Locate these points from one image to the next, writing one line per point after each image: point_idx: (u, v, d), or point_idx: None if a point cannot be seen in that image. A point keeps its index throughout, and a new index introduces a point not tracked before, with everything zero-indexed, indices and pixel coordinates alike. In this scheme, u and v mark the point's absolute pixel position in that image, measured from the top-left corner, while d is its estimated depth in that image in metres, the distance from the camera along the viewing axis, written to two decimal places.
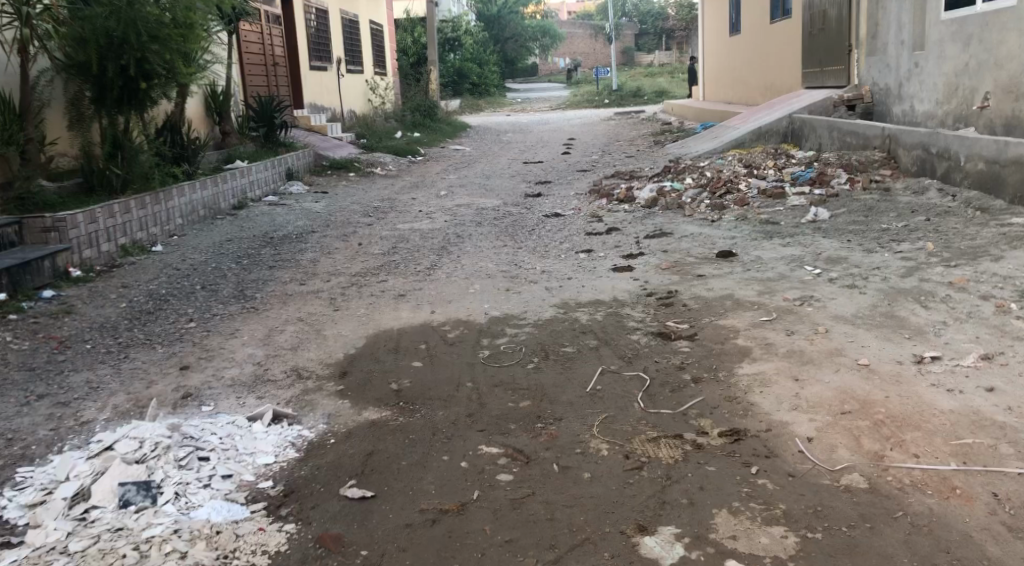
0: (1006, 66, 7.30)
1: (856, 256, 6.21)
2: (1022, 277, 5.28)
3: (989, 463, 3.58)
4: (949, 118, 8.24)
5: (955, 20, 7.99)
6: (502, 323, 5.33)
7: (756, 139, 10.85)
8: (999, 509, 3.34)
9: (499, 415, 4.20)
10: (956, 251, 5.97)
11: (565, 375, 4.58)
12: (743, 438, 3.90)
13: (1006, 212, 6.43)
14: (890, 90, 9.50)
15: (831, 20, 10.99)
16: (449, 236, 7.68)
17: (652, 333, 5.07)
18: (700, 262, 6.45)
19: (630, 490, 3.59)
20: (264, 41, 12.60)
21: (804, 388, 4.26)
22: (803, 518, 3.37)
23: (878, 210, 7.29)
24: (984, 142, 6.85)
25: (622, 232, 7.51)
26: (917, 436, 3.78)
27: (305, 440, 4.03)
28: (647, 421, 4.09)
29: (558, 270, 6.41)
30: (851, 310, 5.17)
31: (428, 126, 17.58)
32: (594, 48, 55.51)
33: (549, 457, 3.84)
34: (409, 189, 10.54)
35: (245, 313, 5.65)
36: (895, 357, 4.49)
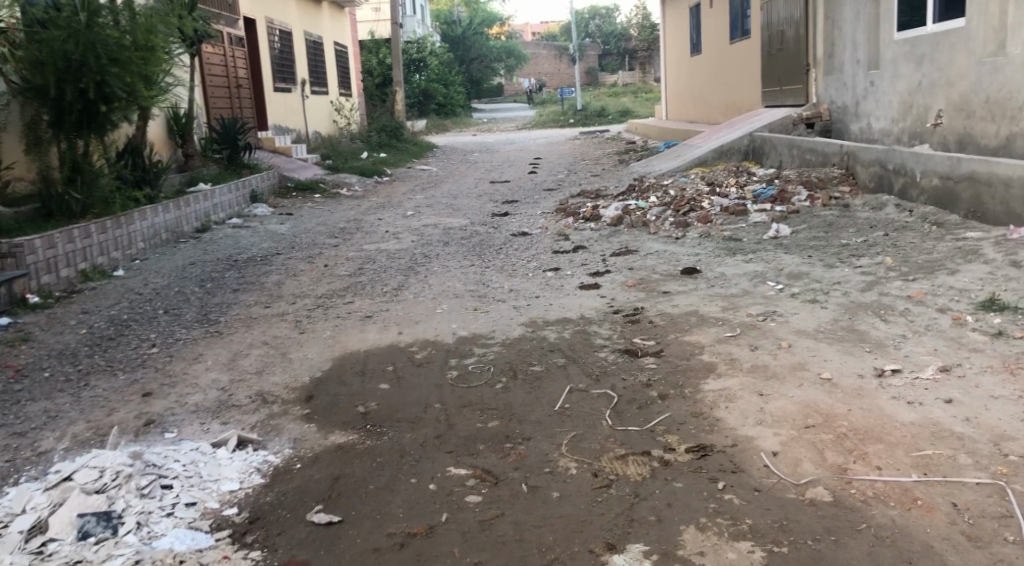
0: (956, 84, 7.48)
1: (817, 271, 6.31)
2: (977, 290, 5.39)
3: (948, 474, 3.64)
4: (904, 135, 8.42)
5: (908, 40, 8.18)
6: (470, 342, 5.34)
7: (718, 158, 10.97)
8: (959, 519, 3.39)
9: (467, 435, 4.19)
10: (914, 265, 6.09)
11: (533, 394, 4.58)
12: (710, 453, 3.94)
13: (961, 226, 6.57)
14: (847, 109, 9.69)
15: (789, 40, 11.20)
16: (416, 256, 7.68)
17: (619, 350, 5.11)
18: (665, 278, 6.51)
19: (598, 508, 3.60)
20: (227, 63, 12.56)
21: (768, 403, 4.31)
22: (770, 533, 3.40)
23: (837, 225, 7.41)
24: (937, 158, 7.01)
25: (589, 250, 7.56)
26: (880, 448, 3.84)
27: (271, 465, 4.00)
28: (615, 439, 4.11)
29: (526, 289, 6.44)
30: (812, 325, 5.24)
31: (395, 146, 17.59)
32: (558, 68, 56.01)
33: (517, 477, 3.84)
34: (375, 209, 10.53)
35: (209, 337, 5.60)
36: (856, 371, 4.56)
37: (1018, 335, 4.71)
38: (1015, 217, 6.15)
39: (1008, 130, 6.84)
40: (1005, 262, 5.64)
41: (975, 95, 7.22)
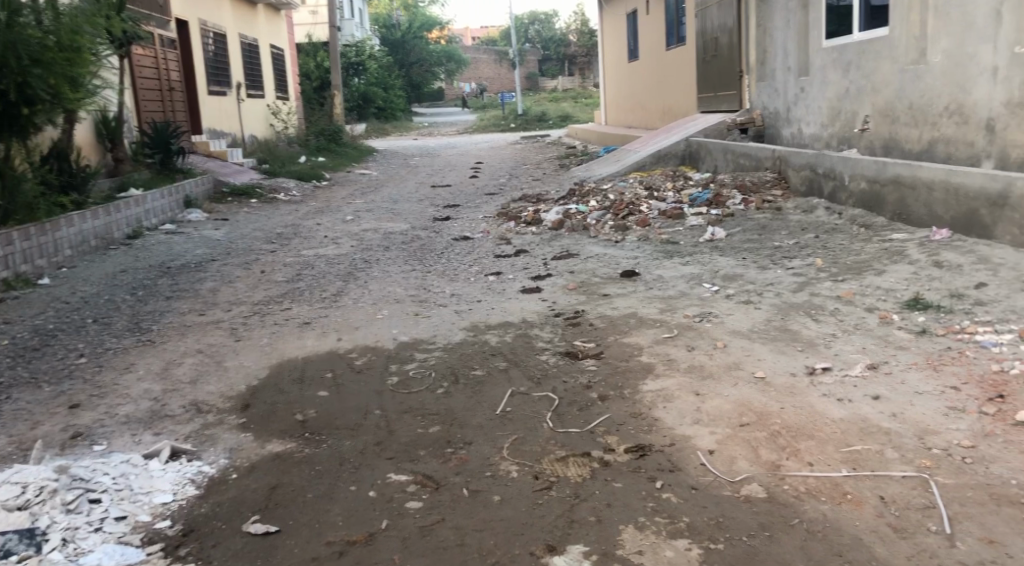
0: (881, 91, 7.73)
1: (751, 273, 6.45)
2: (902, 290, 5.57)
3: (876, 468, 3.75)
4: (834, 139, 8.65)
5: (836, 48, 8.42)
6: (411, 348, 5.33)
7: (656, 162, 11.10)
8: (886, 511, 3.49)
9: (408, 441, 4.19)
10: (843, 266, 6.27)
11: (474, 399, 4.60)
12: (648, 453, 4.00)
13: (888, 228, 6.78)
14: (779, 115, 9.93)
15: (723, 46, 11.42)
16: (356, 261, 7.63)
17: (560, 352, 5.16)
18: (605, 281, 6.59)
19: (539, 510, 3.63)
20: (159, 66, 12.32)
21: (704, 402, 4.40)
22: (706, 530, 3.47)
23: (770, 228, 7.59)
24: (864, 163, 7.22)
25: (530, 254, 7.61)
26: (811, 444, 3.95)
27: (205, 476, 3.94)
28: (556, 441, 4.15)
29: (467, 293, 6.46)
30: (746, 325, 5.37)
31: (334, 151, 17.45)
32: (498, 73, 56.18)
33: (458, 482, 3.85)
34: (313, 214, 10.44)
35: (140, 346, 5.49)
36: (788, 370, 4.68)
37: (940, 332, 4.89)
38: (937, 219, 6.37)
39: (929, 135, 7.07)
40: (929, 262, 5.84)
41: (899, 101, 7.46)
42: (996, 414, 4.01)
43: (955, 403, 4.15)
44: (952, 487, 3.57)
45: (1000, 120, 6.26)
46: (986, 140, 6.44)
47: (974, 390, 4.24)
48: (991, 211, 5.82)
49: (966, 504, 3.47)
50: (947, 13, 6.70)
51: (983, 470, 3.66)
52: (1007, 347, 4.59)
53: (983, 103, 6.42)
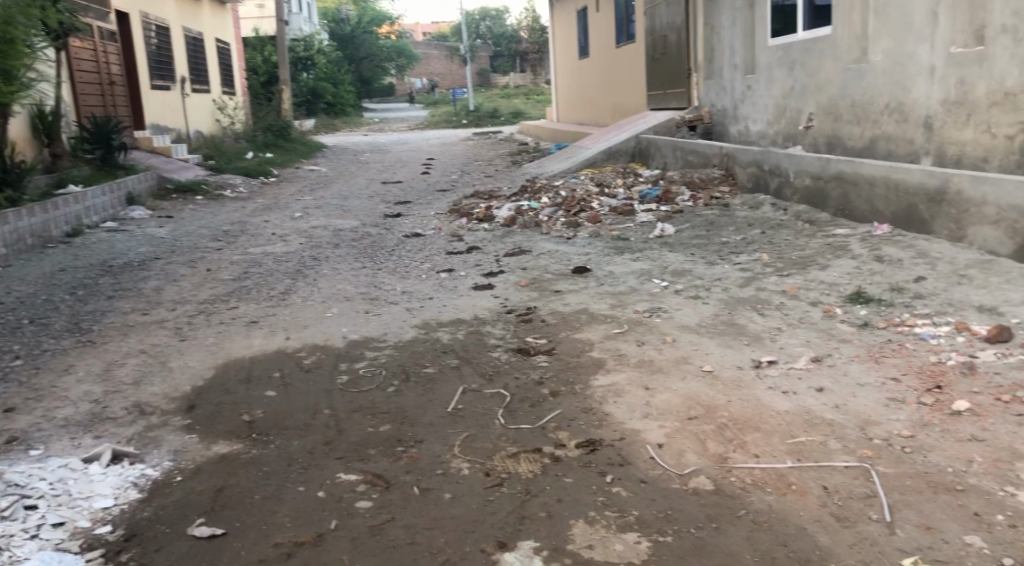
0: (824, 89, 7.87)
1: (699, 269, 6.53)
2: (845, 284, 5.69)
3: (820, 458, 3.83)
4: (779, 136, 8.80)
5: (781, 46, 8.56)
6: (361, 346, 5.30)
7: (606, 159, 11.17)
8: (829, 501, 3.56)
9: (358, 440, 4.17)
10: (788, 261, 6.38)
11: (425, 397, 4.58)
12: (599, 448, 4.03)
13: (831, 224, 6.91)
14: (727, 112, 10.07)
15: (672, 44, 11.54)
16: (305, 259, 7.55)
17: (512, 349, 5.17)
18: (557, 278, 6.62)
19: (489, 507, 3.64)
20: (99, 59, 12.05)
21: (653, 396, 4.44)
22: (655, 523, 3.50)
23: (718, 224, 7.69)
24: (809, 160, 7.36)
25: (482, 251, 7.60)
26: (757, 436, 4.02)
27: (148, 479, 3.88)
28: (507, 437, 4.16)
29: (419, 290, 6.44)
30: (695, 320, 5.43)
31: (283, 147, 17.26)
32: (449, 69, 56.05)
33: (408, 480, 3.84)
34: (261, 211, 10.30)
35: (80, 347, 5.38)
36: (735, 363, 4.75)
37: (881, 325, 5.01)
38: (879, 214, 6.51)
39: (871, 133, 7.23)
40: (870, 257, 5.97)
41: (841, 100, 7.61)
42: (934, 404, 4.12)
43: (895, 394, 4.25)
44: (892, 476, 3.66)
45: (938, 118, 6.42)
46: (924, 137, 6.59)
47: (913, 381, 4.35)
48: (929, 206, 5.97)
49: (905, 492, 3.55)
50: (887, 14, 6.85)
51: (922, 458, 3.75)
52: (944, 339, 4.71)
53: (922, 102, 6.58)
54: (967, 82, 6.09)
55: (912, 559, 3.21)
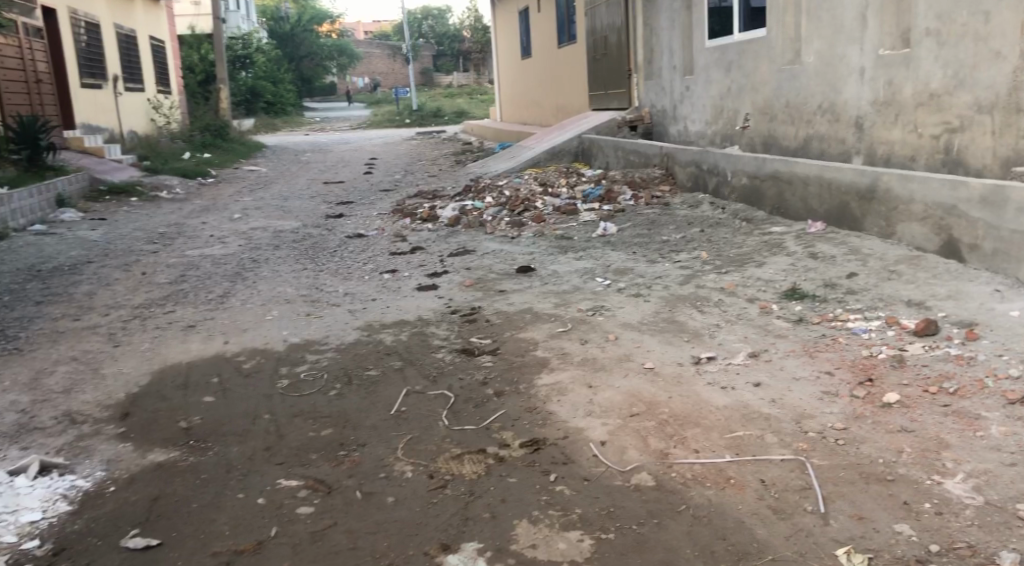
0: (760, 89, 8.03)
1: (641, 267, 6.61)
2: (781, 281, 5.81)
3: (757, 452, 3.90)
4: (717, 136, 8.95)
5: (718, 48, 8.71)
6: (302, 349, 5.25)
7: (550, 159, 11.22)
8: (766, 494, 3.63)
9: (299, 445, 4.13)
10: (726, 259, 6.49)
11: (368, 400, 4.56)
12: (542, 447, 4.06)
13: (768, 222, 7.05)
14: (666, 112, 10.20)
15: (612, 45, 11.64)
16: (244, 261, 7.45)
17: (456, 350, 5.17)
18: (501, 277, 6.64)
19: (433, 509, 3.64)
20: (24, 56, 11.71)
21: (596, 394, 4.49)
22: (598, 520, 3.54)
23: (659, 223, 7.78)
24: (746, 159, 7.50)
25: (426, 251, 7.58)
26: (697, 432, 4.09)
27: (79, 490, 3.79)
28: (451, 439, 4.16)
29: (361, 291, 6.40)
30: (636, 318, 5.50)
31: (221, 147, 16.98)
32: (392, 68, 55.73)
33: (351, 484, 3.82)
34: (198, 213, 10.12)
35: (7, 355, 5.23)
36: (676, 360, 4.83)
37: (815, 321, 5.13)
38: (813, 213, 6.66)
39: (805, 132, 7.39)
40: (805, 254, 6.11)
41: (776, 100, 7.77)
42: (865, 397, 4.24)
43: (829, 388, 4.36)
44: (827, 468, 3.75)
45: (868, 119, 6.59)
46: (855, 136, 6.76)
47: (846, 374, 4.47)
48: (860, 204, 6.13)
49: (839, 483, 3.64)
50: (819, 17, 7.01)
51: (854, 450, 3.85)
52: (876, 333, 4.85)
53: (853, 102, 6.75)
54: (895, 83, 6.26)
55: (845, 549, 3.30)
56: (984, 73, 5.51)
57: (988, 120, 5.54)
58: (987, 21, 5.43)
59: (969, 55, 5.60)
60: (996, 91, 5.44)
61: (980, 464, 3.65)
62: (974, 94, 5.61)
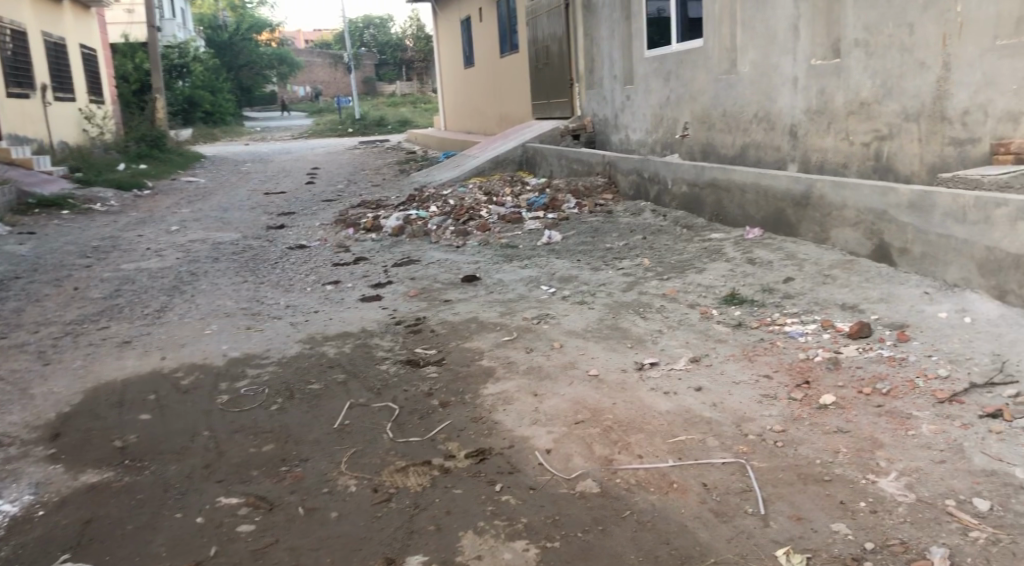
0: (698, 99, 8.16)
1: (585, 274, 6.66)
2: (720, 286, 5.91)
3: (700, 456, 3.96)
4: (657, 144, 9.07)
5: (657, 58, 8.84)
6: (243, 363, 5.17)
7: (494, 167, 11.24)
8: (708, 497, 3.68)
9: (240, 462, 4.07)
10: (668, 265, 6.58)
11: (310, 414, 4.51)
12: (488, 457, 4.06)
13: (707, 228, 7.17)
14: (608, 121, 10.31)
15: (554, 55, 11.73)
16: (181, 274, 7.32)
17: (401, 361, 5.14)
18: (446, 287, 6.63)
19: (377, 524, 3.61)
20: None
21: (542, 402, 4.51)
22: (543, 529, 3.55)
23: (603, 231, 7.85)
24: (685, 167, 7.62)
25: (370, 262, 7.53)
26: (641, 437, 4.13)
27: (6, 515, 3.70)
28: (396, 451, 4.14)
29: (303, 303, 6.34)
30: (581, 325, 5.54)
31: (157, 157, 16.67)
32: (334, 78, 55.40)
33: (293, 500, 3.77)
34: (134, 226, 9.92)
35: None
36: (620, 366, 4.87)
37: (754, 325, 5.22)
38: (750, 219, 6.79)
39: (742, 140, 7.53)
40: (743, 260, 6.22)
41: (714, 109, 7.91)
42: (803, 398, 4.33)
43: (768, 391, 4.44)
44: (766, 470, 3.82)
45: (801, 126, 6.75)
46: (790, 144, 6.92)
47: (784, 377, 4.56)
48: (796, 210, 6.27)
49: (778, 485, 3.71)
50: (753, 27, 7.17)
51: (792, 452, 3.93)
52: (812, 336, 4.95)
53: (787, 111, 6.91)
54: (827, 92, 6.43)
55: (784, 550, 3.36)
56: (910, 82, 5.69)
57: (915, 128, 5.71)
58: (912, 32, 5.61)
59: (896, 65, 5.77)
60: (922, 99, 5.61)
61: (911, 462, 3.75)
62: (902, 103, 5.78)
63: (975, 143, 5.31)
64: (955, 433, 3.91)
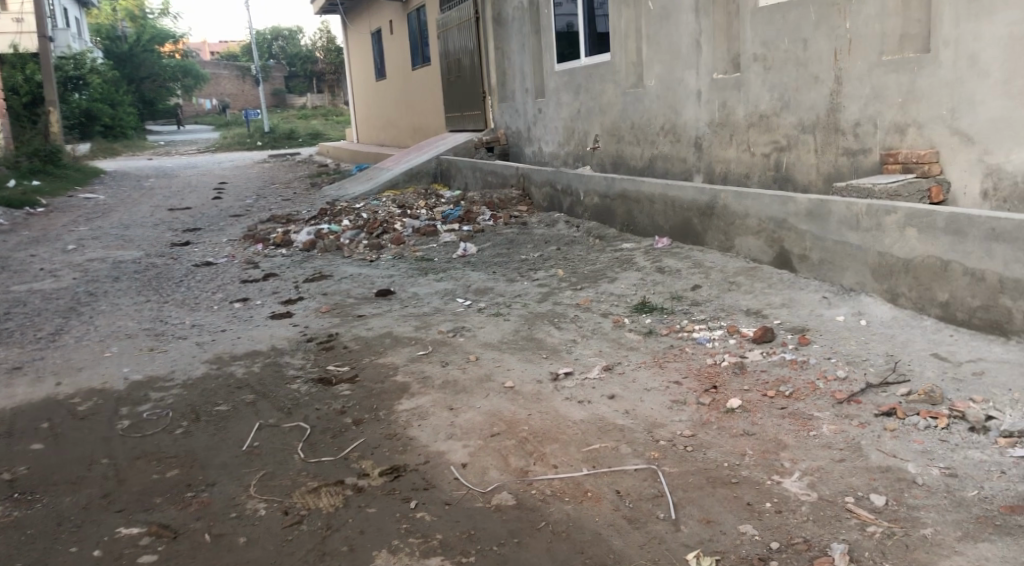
0: (607, 111, 8.29)
1: (500, 286, 6.69)
2: (632, 295, 6.01)
3: (613, 464, 4.00)
4: (569, 156, 9.18)
5: (566, 71, 8.95)
6: (145, 387, 5.00)
7: (409, 180, 11.17)
8: (621, 504, 3.73)
9: (142, 489, 3.93)
10: (581, 275, 6.66)
11: (218, 436, 4.40)
12: (403, 474, 4.02)
13: (619, 238, 7.29)
14: (521, 134, 10.39)
15: (465, 68, 11.77)
16: (79, 295, 7.06)
17: (313, 379, 5.05)
18: (360, 302, 6.57)
19: (288, 547, 3.54)
20: None
21: (457, 416, 4.49)
22: (457, 544, 3.53)
23: (517, 242, 7.90)
24: (596, 179, 7.73)
25: (280, 278, 7.40)
26: (556, 447, 4.16)
27: None
28: (308, 472, 4.06)
29: (210, 322, 6.18)
30: (496, 337, 5.55)
31: (51, 173, 16.05)
32: (242, 90, 54.42)
33: (199, 527, 3.67)
34: (27, 245, 9.51)
35: None
36: (535, 377, 4.90)
37: (664, 332, 5.32)
38: (659, 229, 6.93)
39: (649, 152, 7.69)
40: (653, 269, 6.35)
41: (622, 122, 8.04)
42: (711, 403, 4.43)
43: (678, 396, 4.53)
44: (676, 475, 3.88)
45: (706, 138, 6.92)
46: (696, 155, 7.09)
47: (692, 383, 4.65)
48: (702, 219, 6.42)
49: (688, 489, 3.78)
50: (657, 42, 7.32)
51: (701, 455, 4.01)
52: (718, 341, 5.08)
53: (691, 123, 7.08)
54: (728, 105, 6.61)
55: (694, 553, 3.42)
56: (806, 95, 5.90)
57: (811, 139, 5.91)
58: (806, 47, 5.82)
59: (792, 79, 5.98)
60: (817, 112, 5.83)
61: (813, 462, 3.87)
62: (799, 115, 5.98)
63: (867, 154, 5.52)
64: (853, 432, 4.05)
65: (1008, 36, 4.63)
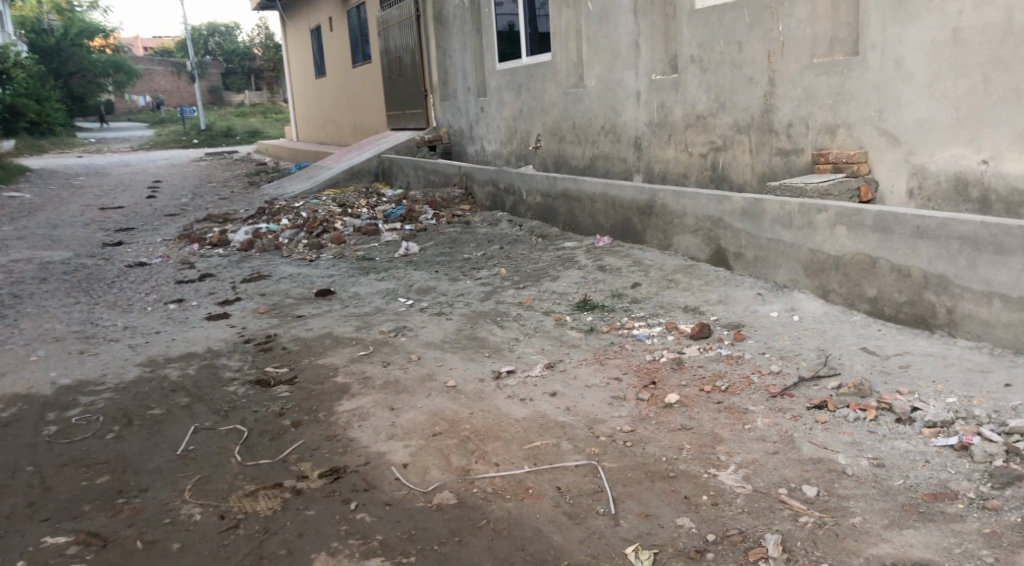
0: (548, 111, 8.33)
1: (442, 285, 6.68)
2: (573, 293, 6.05)
3: (554, 461, 4.02)
4: (512, 155, 9.20)
5: (508, 71, 8.97)
6: (74, 391, 4.88)
7: (349, 179, 11.08)
8: (562, 500, 3.75)
9: (71, 496, 3.84)
10: (523, 274, 6.68)
11: (151, 441, 4.31)
12: (343, 475, 3.99)
13: (560, 237, 7.34)
14: (463, 133, 10.38)
15: (406, 66, 11.71)
16: (4, 297, 6.85)
17: (251, 381, 4.98)
18: (299, 302, 6.49)
19: (224, 552, 3.48)
20: None
21: (398, 416, 4.47)
22: (398, 545, 3.51)
23: (459, 241, 7.89)
24: (538, 178, 7.76)
25: (217, 278, 7.28)
26: (497, 445, 4.16)
27: None
28: (245, 475, 4.00)
29: (143, 324, 6.05)
30: (438, 336, 5.53)
31: None
32: (177, 87, 53.34)
33: (130, 534, 3.59)
34: None
35: None
36: (477, 376, 4.90)
37: (605, 330, 5.37)
38: (600, 227, 6.99)
39: (590, 152, 7.74)
40: (594, 267, 6.40)
41: (563, 122, 8.09)
42: (650, 398, 4.48)
43: (618, 392, 4.58)
44: (616, 470, 3.92)
45: (645, 138, 7.00)
46: (635, 155, 7.16)
47: (632, 379, 4.70)
48: (641, 218, 6.49)
49: (628, 484, 3.82)
50: (596, 42, 7.38)
51: (641, 450, 4.05)
52: (657, 338, 5.14)
53: (630, 123, 7.15)
54: (666, 106, 6.70)
55: (632, 547, 3.45)
56: (741, 97, 6.01)
57: (746, 139, 6.03)
58: (741, 49, 5.93)
59: (727, 81, 6.09)
60: (752, 112, 5.94)
61: (749, 455, 3.95)
62: (734, 116, 6.09)
63: (799, 154, 5.64)
64: (787, 425, 4.14)
65: (931, 40, 4.77)
